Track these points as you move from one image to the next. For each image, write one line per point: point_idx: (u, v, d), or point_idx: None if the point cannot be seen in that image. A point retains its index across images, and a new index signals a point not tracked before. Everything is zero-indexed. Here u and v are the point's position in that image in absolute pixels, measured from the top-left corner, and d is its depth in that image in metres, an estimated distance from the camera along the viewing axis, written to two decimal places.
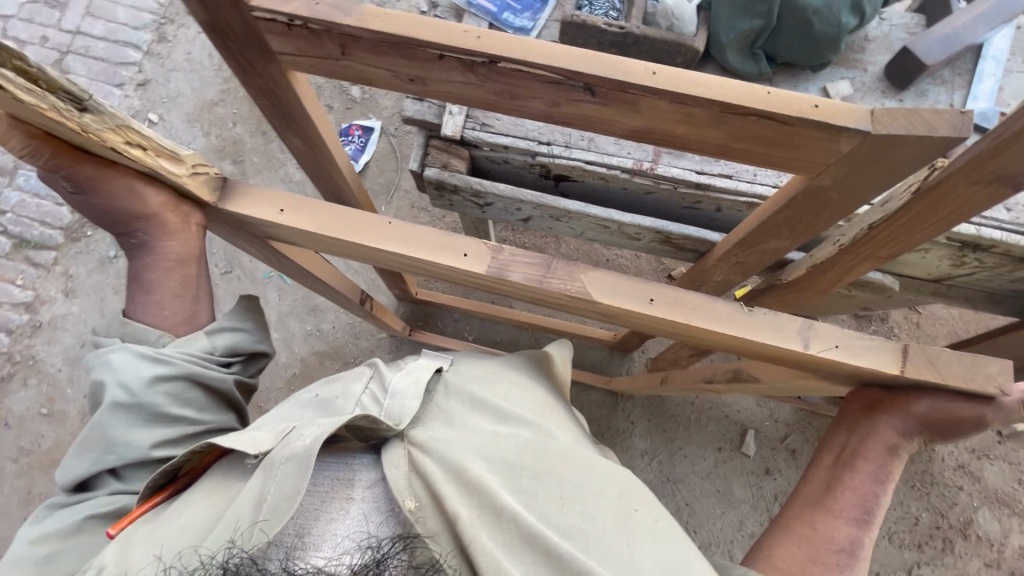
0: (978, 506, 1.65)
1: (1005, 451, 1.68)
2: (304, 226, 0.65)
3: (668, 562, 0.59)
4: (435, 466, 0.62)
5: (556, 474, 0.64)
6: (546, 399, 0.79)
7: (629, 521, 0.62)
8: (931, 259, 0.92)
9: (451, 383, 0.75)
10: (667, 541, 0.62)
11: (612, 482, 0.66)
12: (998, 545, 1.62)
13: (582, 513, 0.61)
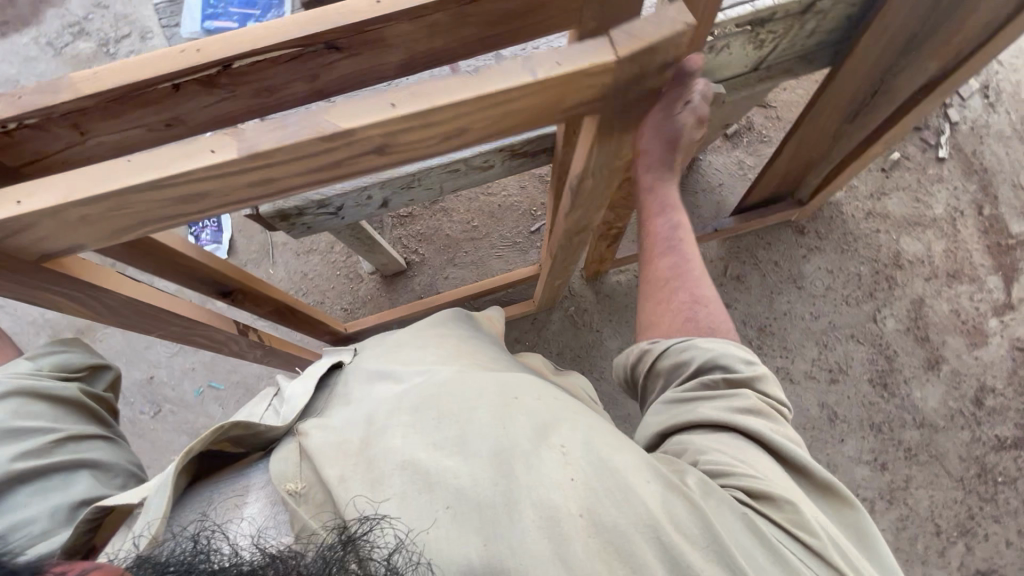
0: (898, 236, 1.83)
1: (894, 182, 1.87)
2: (44, 200, 0.54)
3: (540, 431, 0.67)
4: (322, 447, 0.68)
5: (431, 405, 0.71)
6: (448, 350, 0.89)
7: (506, 412, 0.69)
8: (735, 52, 1.00)
9: (352, 376, 0.86)
10: (545, 414, 0.70)
11: (483, 387, 0.73)
12: (927, 258, 1.82)
13: (455, 424, 0.68)
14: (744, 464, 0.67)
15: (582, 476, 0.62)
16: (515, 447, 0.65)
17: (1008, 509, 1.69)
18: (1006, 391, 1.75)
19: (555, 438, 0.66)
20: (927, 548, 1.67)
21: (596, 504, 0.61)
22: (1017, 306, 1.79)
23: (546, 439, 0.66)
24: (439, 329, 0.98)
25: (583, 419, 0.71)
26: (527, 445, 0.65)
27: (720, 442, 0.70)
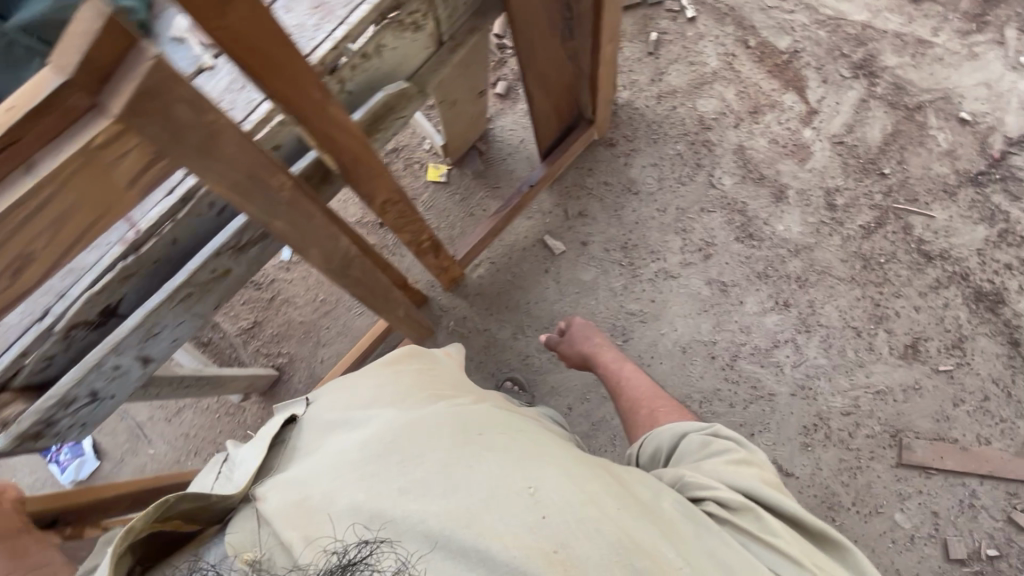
0: (693, 103, 1.90)
1: (666, 58, 1.93)
2: None
3: (515, 476, 0.74)
4: (282, 508, 0.71)
5: (397, 448, 0.76)
6: (408, 387, 0.93)
7: (477, 458, 0.76)
8: (398, 43, 1.00)
9: (310, 423, 0.88)
10: (515, 456, 0.77)
11: (452, 432, 0.79)
12: (726, 108, 1.90)
13: (421, 468, 0.74)
14: (720, 487, 0.85)
15: (553, 516, 0.70)
16: (487, 490, 0.72)
17: (900, 281, 1.82)
18: (847, 185, 1.87)
19: (524, 479, 0.73)
20: (857, 351, 1.78)
21: (567, 532, 0.69)
22: (818, 109, 1.91)
23: (520, 483, 0.73)
24: (393, 361, 1.00)
25: (547, 455, 0.79)
26: (496, 483, 0.73)
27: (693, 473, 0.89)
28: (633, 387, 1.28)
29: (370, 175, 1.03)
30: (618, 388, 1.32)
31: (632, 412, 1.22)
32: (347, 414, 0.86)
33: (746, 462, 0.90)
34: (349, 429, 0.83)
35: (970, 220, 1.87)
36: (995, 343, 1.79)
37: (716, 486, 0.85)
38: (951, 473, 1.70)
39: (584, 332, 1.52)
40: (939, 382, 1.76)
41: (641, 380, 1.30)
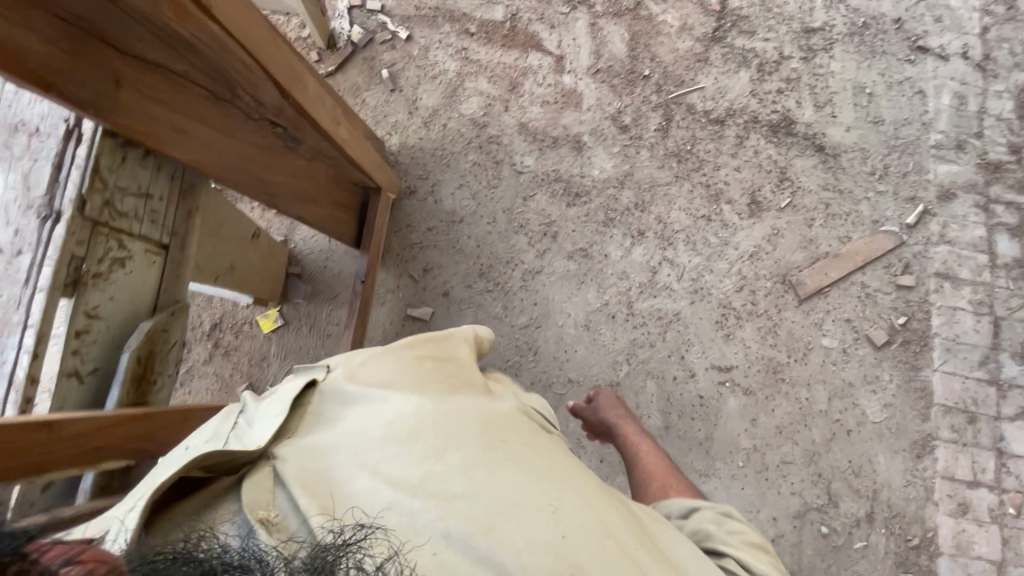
0: (458, 110, 1.87)
1: (409, 85, 1.86)
2: None
3: (526, 488, 0.77)
4: (307, 476, 0.74)
5: (419, 448, 0.79)
6: (433, 379, 0.95)
7: (497, 459, 0.80)
8: (111, 291, 0.86)
9: (338, 394, 0.89)
10: (531, 469, 0.80)
11: (475, 432, 0.83)
12: (488, 99, 1.88)
13: (441, 464, 0.77)
14: (742, 550, 0.91)
15: (559, 538, 0.73)
16: (509, 495, 0.75)
17: (712, 155, 1.94)
18: (625, 102, 1.94)
19: (536, 497, 0.76)
20: (717, 233, 1.88)
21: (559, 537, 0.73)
22: (562, 52, 1.95)
23: (546, 501, 0.76)
24: (415, 352, 1.01)
25: (558, 470, 0.82)
26: (513, 487, 0.76)
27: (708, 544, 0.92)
28: (648, 461, 1.28)
29: (175, 428, 0.92)
30: (634, 463, 1.30)
31: (649, 487, 1.20)
32: (375, 394, 0.87)
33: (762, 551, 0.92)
34: (374, 412, 0.84)
35: (732, 71, 2.01)
36: (808, 158, 1.97)
37: (738, 548, 0.91)
38: (840, 281, 1.88)
39: (612, 409, 1.47)
40: (789, 216, 1.92)
41: (655, 453, 1.30)
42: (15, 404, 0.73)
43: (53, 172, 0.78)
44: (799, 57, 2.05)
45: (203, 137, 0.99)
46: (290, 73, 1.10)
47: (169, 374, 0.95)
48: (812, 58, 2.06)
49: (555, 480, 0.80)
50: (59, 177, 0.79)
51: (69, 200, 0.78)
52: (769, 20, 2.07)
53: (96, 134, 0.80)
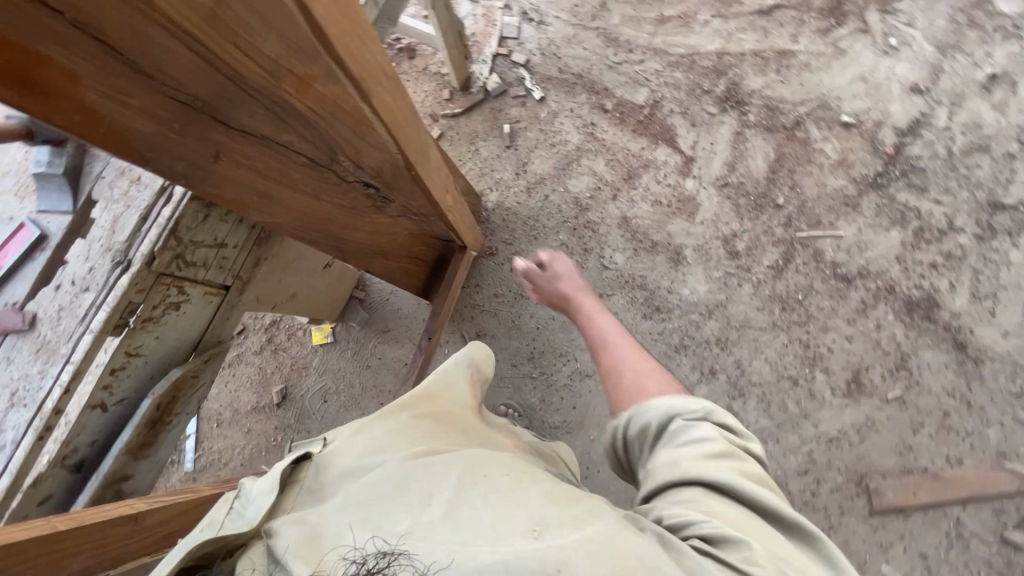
0: (565, 185, 1.79)
1: (525, 146, 1.82)
2: None
3: (523, 512, 0.60)
4: (293, 550, 0.58)
5: (413, 497, 0.62)
6: (432, 429, 0.79)
7: (506, 499, 0.62)
8: (159, 332, 0.90)
9: (324, 454, 0.72)
10: (542, 496, 0.63)
11: (467, 472, 0.66)
12: (599, 182, 1.79)
13: (444, 509, 0.61)
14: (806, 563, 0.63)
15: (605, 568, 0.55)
16: (533, 529, 0.58)
17: (824, 314, 1.70)
18: (744, 227, 1.75)
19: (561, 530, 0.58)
20: (798, 402, 1.66)
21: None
22: (694, 154, 1.80)
23: (582, 530, 0.58)
24: (410, 405, 0.84)
25: (591, 505, 0.64)
26: (538, 526, 0.59)
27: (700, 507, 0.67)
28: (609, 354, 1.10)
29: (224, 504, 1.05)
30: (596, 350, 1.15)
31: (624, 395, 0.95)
32: (363, 448, 0.72)
33: (755, 467, 0.73)
34: (365, 469, 0.68)
35: (881, 227, 1.75)
36: (940, 352, 1.67)
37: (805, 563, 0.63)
38: (929, 507, 1.59)
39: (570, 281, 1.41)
40: (893, 411, 1.65)
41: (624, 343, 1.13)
42: (35, 430, 0.79)
43: (137, 222, 0.83)
44: (971, 233, 1.74)
45: (309, 202, 1.04)
46: (409, 146, 1.16)
47: (187, 414, 0.99)
48: (988, 239, 1.73)
49: (566, 513, 0.61)
50: (141, 228, 0.83)
51: (142, 253, 0.82)
52: (949, 181, 1.77)
53: (185, 197, 0.84)
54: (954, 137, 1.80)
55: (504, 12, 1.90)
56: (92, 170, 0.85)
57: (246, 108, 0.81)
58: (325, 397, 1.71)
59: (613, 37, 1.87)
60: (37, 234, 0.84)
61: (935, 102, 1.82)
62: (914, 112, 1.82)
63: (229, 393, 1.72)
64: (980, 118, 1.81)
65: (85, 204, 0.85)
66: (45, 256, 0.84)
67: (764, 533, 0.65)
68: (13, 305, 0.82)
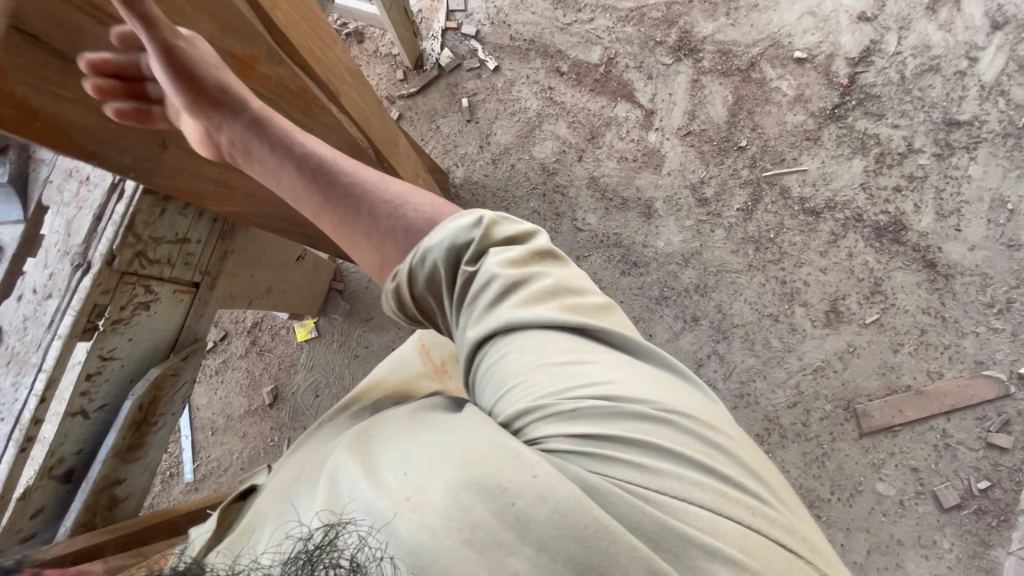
0: (530, 153, 1.79)
1: (486, 118, 1.81)
2: None
3: (373, 466, 0.58)
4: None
5: (325, 477, 0.61)
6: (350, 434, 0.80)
7: (386, 456, 0.58)
8: (132, 333, 0.90)
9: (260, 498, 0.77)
10: (419, 442, 0.58)
11: (362, 441, 0.64)
12: (563, 145, 1.79)
13: (343, 474, 0.58)
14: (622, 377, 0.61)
15: (450, 490, 0.52)
16: (388, 475, 0.56)
17: (797, 249, 1.74)
18: (711, 173, 1.77)
19: (431, 467, 0.55)
20: (781, 337, 1.70)
21: (528, 506, 0.51)
22: (654, 107, 1.80)
23: (432, 455, 0.56)
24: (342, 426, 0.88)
25: (453, 425, 0.61)
26: (391, 470, 0.56)
27: (533, 384, 0.61)
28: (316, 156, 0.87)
29: None
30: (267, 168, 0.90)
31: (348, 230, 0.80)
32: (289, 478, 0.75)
33: (557, 283, 0.68)
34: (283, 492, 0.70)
35: (843, 157, 1.78)
36: (912, 273, 1.72)
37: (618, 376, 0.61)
38: (916, 423, 1.64)
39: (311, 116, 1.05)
40: (872, 335, 1.69)
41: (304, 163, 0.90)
42: (16, 443, 0.78)
43: (91, 222, 0.82)
44: (930, 153, 1.77)
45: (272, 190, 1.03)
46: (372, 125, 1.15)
47: (171, 414, 0.98)
48: (947, 157, 1.77)
49: (428, 449, 0.57)
50: (97, 228, 0.82)
51: (100, 254, 0.81)
52: (904, 105, 1.80)
53: (136, 192, 0.83)
54: (905, 61, 1.83)
55: None
56: (38, 175, 0.83)
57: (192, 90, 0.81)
58: (317, 391, 1.70)
59: None
60: None
61: (883, 28, 1.84)
62: (864, 40, 1.84)
63: (220, 400, 1.71)
64: (928, 40, 1.83)
65: (35, 210, 0.83)
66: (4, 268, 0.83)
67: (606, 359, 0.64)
68: None
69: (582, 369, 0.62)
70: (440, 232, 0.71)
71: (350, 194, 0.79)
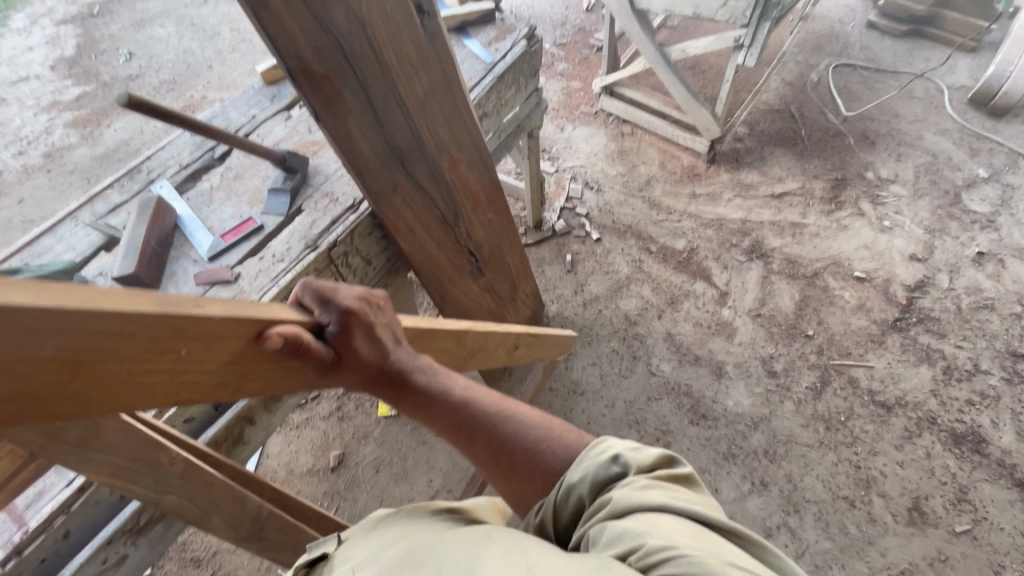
0: (616, 304, 2.09)
1: (583, 273, 2.19)
2: None
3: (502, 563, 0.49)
4: None
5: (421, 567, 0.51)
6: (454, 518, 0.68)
7: (503, 559, 0.50)
8: None
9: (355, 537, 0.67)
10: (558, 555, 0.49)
11: (473, 537, 0.55)
12: (646, 304, 2.09)
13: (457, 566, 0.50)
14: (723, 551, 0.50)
15: None
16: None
17: (870, 437, 1.75)
18: (779, 351, 1.95)
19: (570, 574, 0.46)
20: (859, 525, 1.60)
21: None
22: (728, 290, 2.11)
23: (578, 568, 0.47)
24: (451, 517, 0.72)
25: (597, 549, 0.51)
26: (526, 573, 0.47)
27: (630, 534, 0.52)
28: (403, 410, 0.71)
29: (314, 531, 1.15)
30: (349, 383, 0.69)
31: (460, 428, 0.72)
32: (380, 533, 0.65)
33: (664, 468, 0.62)
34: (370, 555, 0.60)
35: (910, 363, 1.91)
36: (1000, 488, 1.65)
37: (709, 545, 0.50)
38: None
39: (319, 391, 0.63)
40: (964, 547, 1.56)
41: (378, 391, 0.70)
42: None
43: (329, 223, 1.17)
44: (999, 376, 1.87)
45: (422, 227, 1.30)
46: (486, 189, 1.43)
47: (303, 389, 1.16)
48: (1018, 384, 1.85)
49: (558, 562, 0.48)
50: (331, 227, 1.17)
51: (327, 241, 1.14)
52: (964, 332, 1.98)
53: (366, 210, 1.20)
54: (960, 297, 2.07)
55: (571, 181, 2.49)
56: (305, 192, 1.22)
57: (421, 165, 1.20)
58: (378, 467, 1.76)
59: (656, 203, 2.38)
60: (256, 223, 1.16)
61: (934, 269, 2.15)
62: (918, 274, 2.13)
63: (289, 454, 1.80)
64: (979, 284, 2.10)
65: (295, 210, 1.20)
66: (256, 239, 1.15)
67: (714, 532, 0.53)
68: (226, 266, 1.11)
69: (686, 531, 0.52)
70: (579, 466, 0.65)
71: (486, 428, 0.71)
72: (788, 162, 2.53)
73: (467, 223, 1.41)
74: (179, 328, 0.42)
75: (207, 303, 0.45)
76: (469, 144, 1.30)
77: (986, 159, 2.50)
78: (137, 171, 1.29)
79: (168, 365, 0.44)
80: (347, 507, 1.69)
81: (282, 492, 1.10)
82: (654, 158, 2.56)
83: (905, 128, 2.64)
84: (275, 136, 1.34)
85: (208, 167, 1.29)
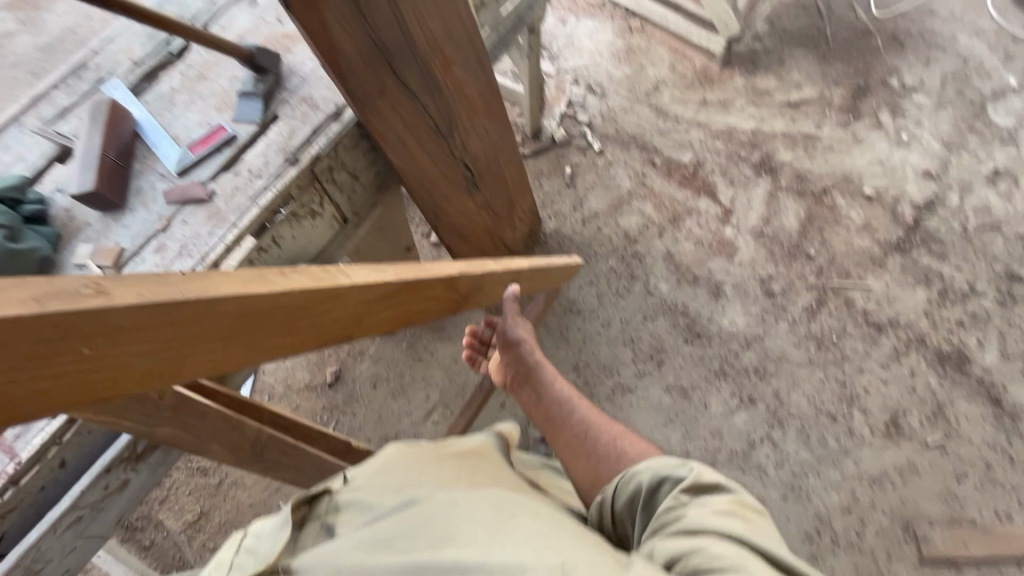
0: (616, 221, 2.02)
1: (583, 188, 2.08)
2: None
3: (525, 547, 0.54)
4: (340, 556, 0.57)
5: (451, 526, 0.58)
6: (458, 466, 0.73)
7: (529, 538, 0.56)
8: (295, 231, 1.07)
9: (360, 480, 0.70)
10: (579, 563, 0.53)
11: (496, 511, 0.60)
12: (647, 222, 2.01)
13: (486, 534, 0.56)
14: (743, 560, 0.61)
15: None
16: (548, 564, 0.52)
17: (858, 356, 1.79)
18: (779, 270, 1.92)
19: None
20: (838, 438, 1.68)
21: None
22: (733, 207, 2.02)
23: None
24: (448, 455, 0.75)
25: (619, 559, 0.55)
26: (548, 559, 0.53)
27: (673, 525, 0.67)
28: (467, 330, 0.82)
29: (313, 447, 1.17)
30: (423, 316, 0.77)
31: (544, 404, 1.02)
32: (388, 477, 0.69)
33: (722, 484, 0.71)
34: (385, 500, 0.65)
35: (907, 284, 1.90)
36: (976, 405, 1.72)
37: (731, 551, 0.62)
38: (982, 562, 1.52)
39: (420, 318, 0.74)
40: (933, 457, 1.66)
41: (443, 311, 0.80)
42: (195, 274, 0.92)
43: (310, 133, 1.05)
44: (993, 298, 1.88)
45: (410, 138, 1.17)
46: (481, 92, 1.28)
47: None
48: (1010, 305, 1.86)
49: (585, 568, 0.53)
50: (312, 138, 1.05)
51: (309, 155, 1.02)
52: (967, 253, 1.95)
53: (351, 119, 1.07)
54: (968, 217, 2.01)
55: (573, 84, 2.28)
56: (281, 95, 1.08)
57: (410, 64, 1.05)
58: (376, 383, 1.78)
59: (663, 111, 2.21)
60: (227, 132, 1.04)
61: (946, 187, 2.07)
62: (928, 192, 2.06)
63: (285, 369, 1.80)
64: (990, 204, 2.03)
65: (270, 116, 1.06)
66: (230, 151, 1.03)
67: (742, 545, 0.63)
68: (198, 182, 1.00)
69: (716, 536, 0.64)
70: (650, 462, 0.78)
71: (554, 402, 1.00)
72: (808, 66, 2.32)
73: (462, 132, 1.28)
74: (73, 324, 0.34)
75: (113, 286, 0.36)
76: (462, 41, 1.14)
77: (1021, 65, 2.30)
78: (83, 68, 1.13)
79: (78, 359, 0.36)
80: (346, 420, 1.73)
81: (279, 415, 1.10)
82: (664, 58, 2.33)
83: (939, 27, 2.41)
84: (239, 27, 1.16)
85: (166, 64, 1.12)
